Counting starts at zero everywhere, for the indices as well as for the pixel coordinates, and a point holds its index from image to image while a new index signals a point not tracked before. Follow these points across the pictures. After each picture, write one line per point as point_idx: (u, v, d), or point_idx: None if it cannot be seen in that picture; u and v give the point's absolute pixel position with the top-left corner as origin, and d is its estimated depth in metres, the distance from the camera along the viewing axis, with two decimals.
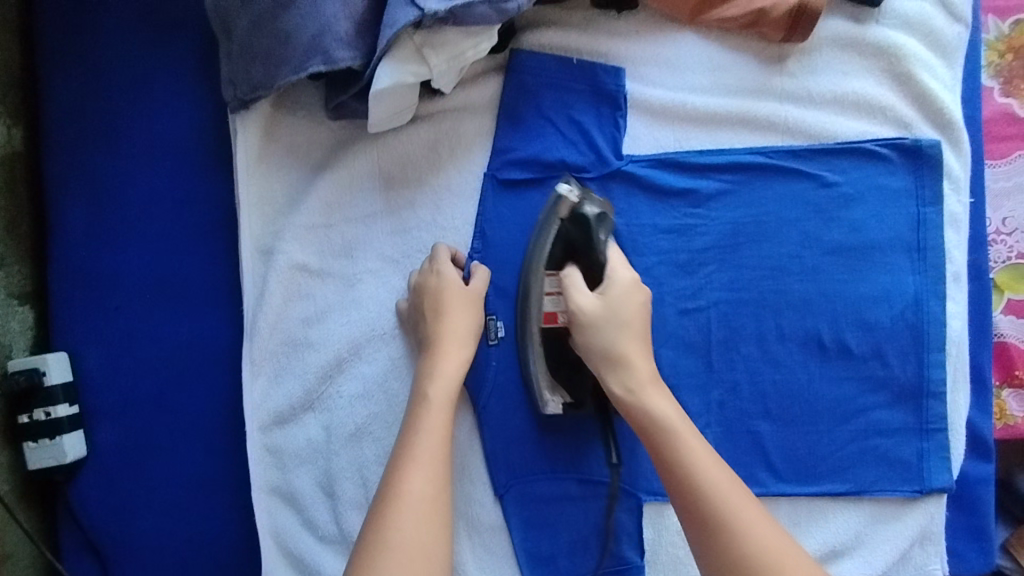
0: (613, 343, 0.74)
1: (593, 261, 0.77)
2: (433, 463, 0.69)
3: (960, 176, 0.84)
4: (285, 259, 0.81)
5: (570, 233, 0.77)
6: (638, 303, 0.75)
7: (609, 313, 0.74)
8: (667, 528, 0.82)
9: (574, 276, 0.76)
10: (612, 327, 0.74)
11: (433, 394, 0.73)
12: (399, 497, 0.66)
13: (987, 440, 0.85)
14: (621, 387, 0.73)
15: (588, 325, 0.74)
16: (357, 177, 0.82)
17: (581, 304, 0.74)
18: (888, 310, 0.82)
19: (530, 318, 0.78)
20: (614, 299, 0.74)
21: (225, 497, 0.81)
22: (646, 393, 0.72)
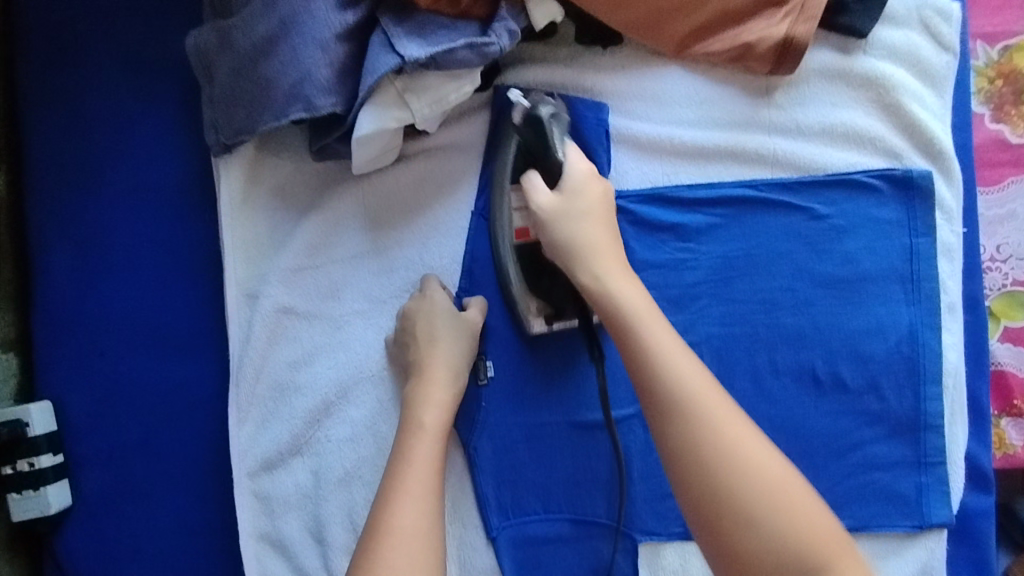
0: (576, 231, 0.72)
1: (548, 160, 0.75)
2: (428, 498, 0.67)
3: (953, 206, 0.83)
4: (269, 302, 0.80)
5: (525, 136, 0.77)
6: (599, 191, 0.74)
7: (569, 206, 0.73)
8: (663, 568, 0.81)
9: (531, 175, 0.75)
10: (574, 218, 0.73)
11: (425, 422, 0.73)
12: (388, 530, 0.64)
13: (986, 471, 0.84)
14: (587, 275, 0.71)
15: (549, 219, 0.73)
16: (342, 218, 0.82)
17: (540, 201, 0.74)
18: (883, 344, 0.81)
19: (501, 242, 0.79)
20: (574, 188, 0.74)
21: (212, 544, 0.80)
22: (612, 278, 0.70)
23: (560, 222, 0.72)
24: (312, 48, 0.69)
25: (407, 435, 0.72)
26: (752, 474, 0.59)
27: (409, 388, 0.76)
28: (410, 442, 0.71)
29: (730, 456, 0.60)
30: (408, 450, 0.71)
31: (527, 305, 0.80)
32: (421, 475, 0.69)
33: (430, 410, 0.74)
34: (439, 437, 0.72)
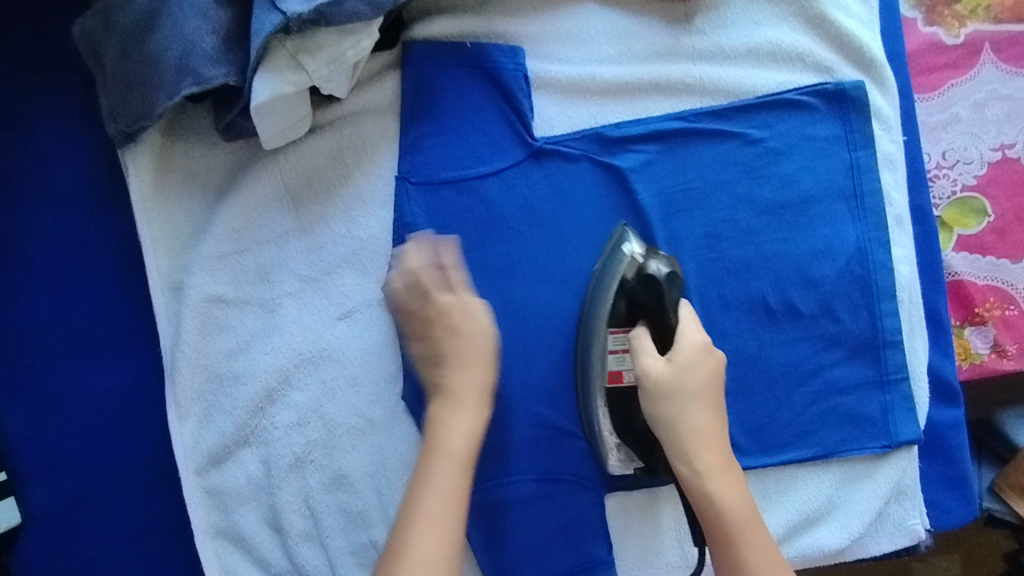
0: (678, 416, 0.68)
1: (662, 322, 0.70)
2: (450, 520, 0.63)
3: (890, 115, 0.80)
4: (195, 292, 0.77)
5: (634, 291, 0.71)
6: (711, 370, 0.69)
7: (678, 384, 0.68)
8: (631, 517, 0.80)
9: (642, 340, 0.70)
10: (678, 398, 0.68)
11: (450, 445, 0.67)
12: (405, 555, 0.61)
13: (952, 383, 0.81)
14: (686, 466, 0.68)
15: (654, 390, 0.68)
16: (261, 198, 0.78)
17: (649, 370, 0.69)
18: (832, 264, 0.79)
19: (593, 380, 0.74)
20: (687, 364, 0.69)
21: (172, 545, 0.78)
22: (713, 477, 0.67)
23: (668, 396, 0.68)
24: (191, 16, 0.67)
25: (432, 458, 0.66)
26: (735, 508, 0.66)
27: (435, 402, 0.69)
28: (432, 465, 0.66)
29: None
30: (429, 478, 0.65)
31: (609, 446, 0.75)
32: (440, 499, 0.64)
33: (456, 425, 0.67)
34: (464, 462, 0.66)
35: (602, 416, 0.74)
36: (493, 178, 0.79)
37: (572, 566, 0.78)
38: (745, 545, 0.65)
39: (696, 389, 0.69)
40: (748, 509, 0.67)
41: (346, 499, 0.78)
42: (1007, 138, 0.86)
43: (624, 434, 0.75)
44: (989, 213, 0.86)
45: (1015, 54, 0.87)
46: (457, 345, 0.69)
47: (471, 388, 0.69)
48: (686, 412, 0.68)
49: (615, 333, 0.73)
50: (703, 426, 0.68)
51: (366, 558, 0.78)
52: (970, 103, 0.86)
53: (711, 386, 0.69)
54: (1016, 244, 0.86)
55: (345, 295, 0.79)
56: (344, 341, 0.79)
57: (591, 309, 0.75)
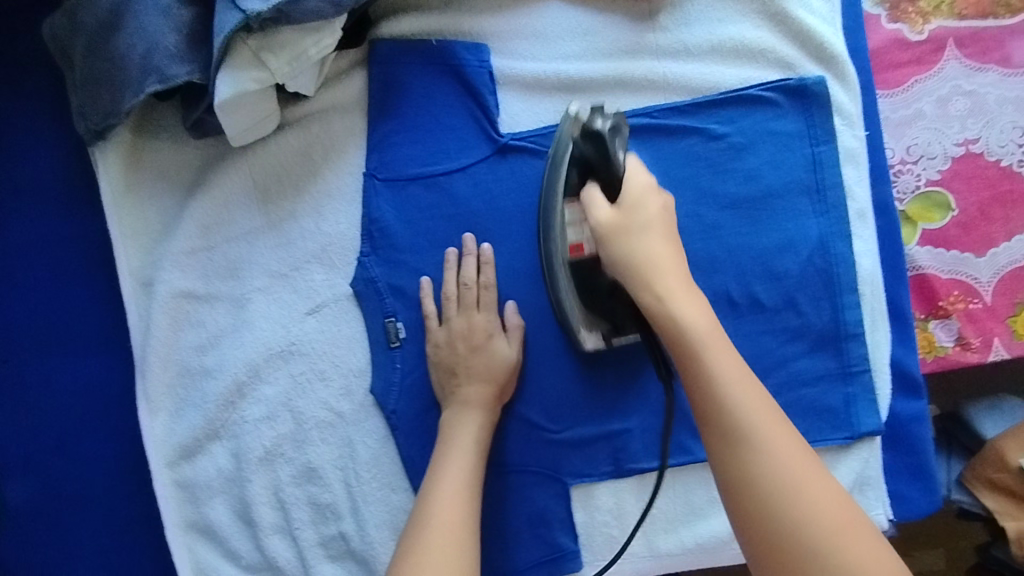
0: (636, 247, 0.63)
1: (608, 170, 0.68)
2: (464, 495, 0.68)
3: (852, 111, 0.81)
4: (165, 288, 0.78)
5: (583, 152, 0.71)
6: (659, 209, 0.66)
7: (630, 222, 0.65)
8: (598, 509, 0.80)
9: (591, 190, 0.68)
10: (635, 231, 0.64)
11: (461, 439, 0.73)
12: (429, 521, 0.65)
13: (914, 374, 0.82)
14: (648, 297, 0.61)
15: (608, 237, 0.65)
16: (230, 194, 0.79)
17: (599, 217, 0.66)
18: (795, 258, 0.80)
19: (553, 252, 0.74)
20: (635, 203, 0.65)
21: (145, 538, 0.79)
22: (675, 299, 0.60)
23: (621, 238, 0.64)
24: (155, 16, 0.68)
25: (446, 450, 0.72)
26: (791, 473, 0.53)
27: (448, 409, 0.75)
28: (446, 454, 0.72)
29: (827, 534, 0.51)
30: (447, 462, 0.71)
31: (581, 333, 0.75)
32: (458, 481, 0.69)
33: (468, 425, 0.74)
34: (476, 453, 0.72)
35: (565, 291, 0.74)
36: (459, 174, 0.80)
37: (539, 557, 0.79)
38: (804, 510, 0.52)
39: (704, 335, 0.59)
40: (812, 471, 0.54)
41: (315, 491, 0.79)
42: (971, 132, 0.87)
43: (593, 306, 0.74)
44: (953, 208, 0.87)
45: (978, 50, 0.88)
46: (477, 362, 0.75)
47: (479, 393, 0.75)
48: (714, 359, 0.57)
49: (571, 204, 0.73)
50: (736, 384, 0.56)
51: (336, 549, 0.80)
52: (934, 98, 0.87)
53: (717, 336, 0.59)
54: (981, 237, 0.86)
55: (315, 290, 0.80)
56: (313, 335, 0.80)
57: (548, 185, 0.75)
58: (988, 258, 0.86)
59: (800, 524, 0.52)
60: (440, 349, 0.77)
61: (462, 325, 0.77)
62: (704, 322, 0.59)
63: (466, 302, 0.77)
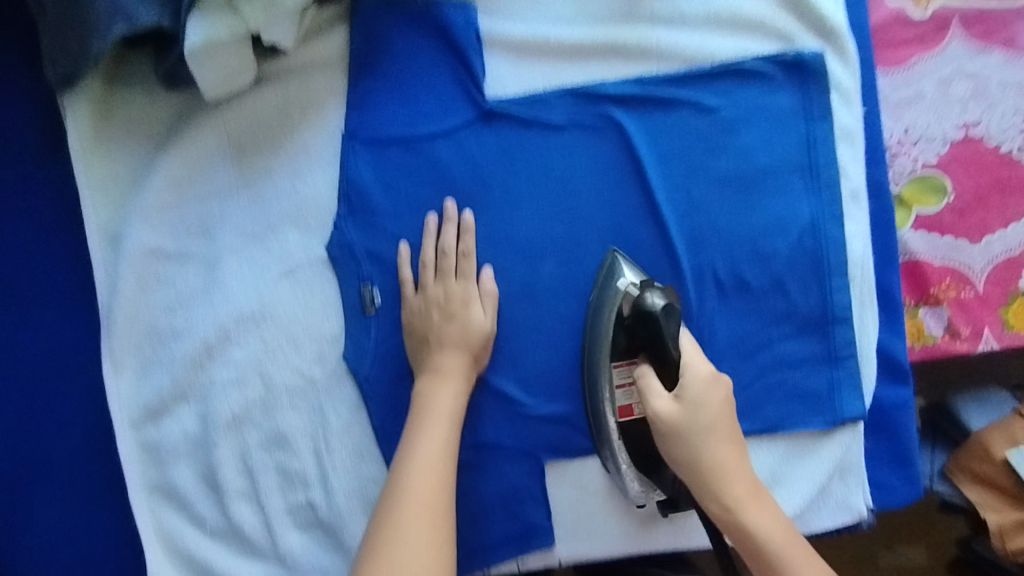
0: (712, 451, 0.65)
1: (664, 355, 0.67)
2: (439, 466, 0.68)
3: (851, 88, 0.78)
4: (133, 243, 0.76)
5: (630, 327, 0.71)
6: (721, 402, 0.66)
7: (693, 421, 0.65)
8: (572, 486, 0.79)
9: (646, 378, 0.68)
10: (698, 434, 0.65)
11: (436, 408, 0.71)
12: (404, 496, 0.65)
13: (902, 362, 0.80)
14: (716, 503, 0.64)
15: (669, 432, 0.66)
16: (204, 150, 0.77)
17: (662, 413, 0.66)
18: (784, 238, 0.77)
19: (603, 412, 0.73)
20: (697, 399, 0.66)
21: (108, 500, 0.78)
22: (748, 510, 0.64)
23: (687, 438, 0.65)
24: None
25: (422, 417, 0.71)
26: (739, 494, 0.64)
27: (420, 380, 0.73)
28: (421, 425, 0.70)
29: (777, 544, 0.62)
30: (419, 436, 0.69)
31: (627, 476, 0.75)
32: (432, 450, 0.68)
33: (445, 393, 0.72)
34: (450, 422, 0.71)
35: (620, 448, 0.74)
36: (442, 139, 0.77)
37: (509, 532, 0.77)
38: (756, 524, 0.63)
39: (709, 418, 0.65)
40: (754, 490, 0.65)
41: (284, 458, 0.78)
42: (971, 116, 0.84)
43: (647, 468, 0.74)
44: (949, 192, 0.84)
45: (982, 31, 0.85)
46: (449, 329, 0.73)
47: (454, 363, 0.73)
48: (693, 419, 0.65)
49: (619, 366, 0.73)
50: (717, 429, 0.65)
51: (304, 518, 0.78)
52: (935, 80, 0.85)
53: (722, 420, 0.66)
54: (976, 225, 0.84)
55: (289, 252, 0.77)
56: (285, 299, 0.77)
57: (591, 349, 0.74)
58: (982, 246, 0.84)
59: (773, 551, 0.62)
60: (415, 316, 0.75)
61: (437, 293, 0.75)
62: (722, 449, 0.65)
63: (443, 268, 0.75)
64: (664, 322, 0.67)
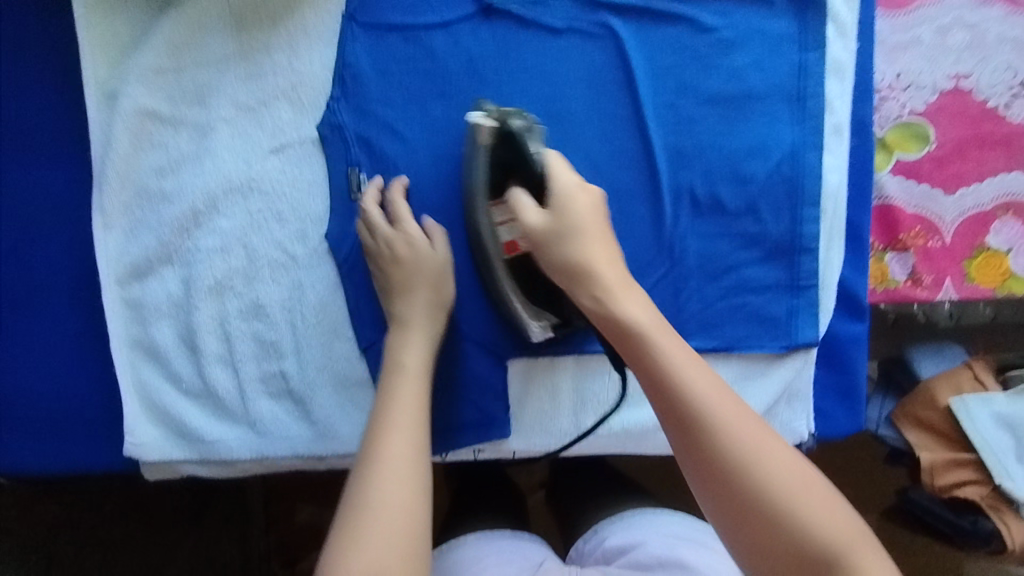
0: (575, 253, 0.66)
1: (529, 167, 0.70)
2: (416, 420, 0.65)
3: (847, 21, 0.79)
4: (129, 102, 0.78)
5: (501, 157, 0.73)
6: (591, 205, 0.68)
7: (562, 228, 0.66)
8: (532, 383, 0.82)
9: (516, 195, 0.69)
10: (569, 236, 0.66)
11: (407, 363, 0.69)
12: (380, 451, 0.62)
13: (861, 300, 0.83)
14: (591, 297, 0.65)
15: (541, 242, 0.67)
16: (205, 18, 0.78)
17: (532, 226, 0.67)
18: (763, 164, 0.80)
19: (491, 253, 0.74)
20: (562, 211, 0.67)
21: (89, 349, 0.81)
22: (617, 296, 0.64)
23: (560, 243, 0.66)
24: None
25: (400, 370, 0.69)
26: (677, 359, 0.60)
27: (390, 338, 0.73)
28: (395, 381, 0.68)
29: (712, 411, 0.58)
30: (392, 390, 0.67)
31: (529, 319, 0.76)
32: (407, 408, 0.65)
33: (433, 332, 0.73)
34: (421, 375, 0.69)
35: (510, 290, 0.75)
36: (440, 31, 0.79)
37: (468, 421, 0.81)
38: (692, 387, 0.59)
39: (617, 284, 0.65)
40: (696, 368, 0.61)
41: (261, 328, 0.81)
42: (963, 68, 0.86)
43: (543, 301, 0.76)
44: (932, 141, 0.86)
45: None
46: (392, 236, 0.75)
47: (421, 312, 0.73)
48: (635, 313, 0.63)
49: (496, 205, 0.73)
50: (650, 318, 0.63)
51: (275, 388, 0.82)
52: (933, 27, 0.86)
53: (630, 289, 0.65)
54: (953, 176, 0.87)
55: (281, 129, 0.79)
56: (274, 174, 0.80)
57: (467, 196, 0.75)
58: (956, 198, 0.87)
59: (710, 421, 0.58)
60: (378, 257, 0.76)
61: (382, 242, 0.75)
62: (645, 316, 0.63)
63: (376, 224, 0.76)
64: (528, 141, 0.71)
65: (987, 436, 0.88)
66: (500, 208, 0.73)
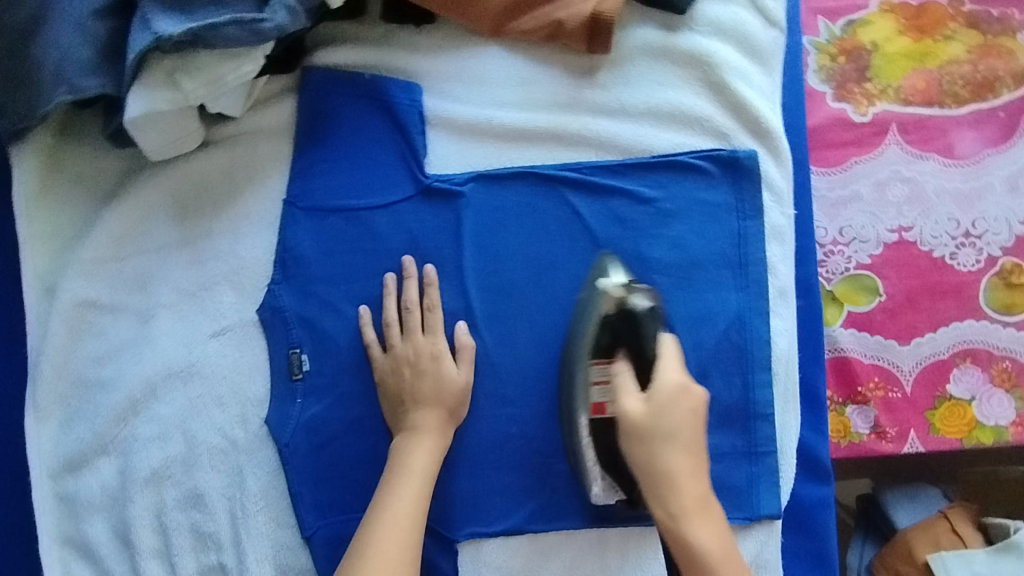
0: (655, 457, 0.63)
1: (643, 350, 0.68)
2: (409, 533, 0.67)
3: (783, 188, 0.80)
4: (68, 295, 0.77)
5: (615, 324, 0.71)
6: (691, 408, 0.65)
7: (656, 424, 0.63)
8: (486, 564, 0.78)
9: (622, 371, 0.67)
10: (660, 438, 0.63)
11: (416, 467, 0.71)
12: (373, 549, 0.65)
13: (823, 460, 0.81)
14: (662, 508, 0.62)
15: (634, 433, 0.64)
16: (147, 208, 0.79)
17: (628, 412, 0.64)
18: (711, 330, 0.78)
19: (577, 405, 0.72)
20: (664, 405, 0.64)
21: (16, 545, 0.77)
22: (676, 489, 0.62)
23: (645, 436, 0.63)
24: (70, 27, 0.67)
25: (395, 474, 0.71)
26: (677, 461, 0.63)
27: (398, 440, 0.73)
28: (398, 482, 0.70)
29: (690, 518, 0.61)
30: (393, 493, 0.70)
31: (593, 475, 0.73)
32: (401, 513, 0.68)
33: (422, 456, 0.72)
34: (424, 479, 0.71)
35: (587, 445, 0.72)
36: (381, 211, 0.78)
37: None
38: (677, 489, 0.62)
39: (718, 551, 0.61)
40: (694, 469, 0.63)
41: (200, 518, 0.77)
42: (905, 221, 0.86)
43: (609, 465, 0.72)
44: (881, 293, 0.86)
45: (921, 138, 0.87)
46: (422, 386, 0.74)
47: (433, 419, 0.74)
48: None
49: (598, 363, 0.71)
50: (719, 556, 0.60)
51: None
52: (871, 182, 0.87)
53: (731, 560, 0.61)
54: (906, 327, 0.86)
55: (222, 313, 0.78)
56: (213, 359, 0.78)
57: (574, 347, 0.74)
58: (912, 347, 0.85)
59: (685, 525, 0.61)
60: (387, 377, 0.76)
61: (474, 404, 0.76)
62: (677, 451, 0.63)
63: (409, 325, 0.76)
64: (647, 321, 0.69)
65: None
66: (600, 367, 0.71)
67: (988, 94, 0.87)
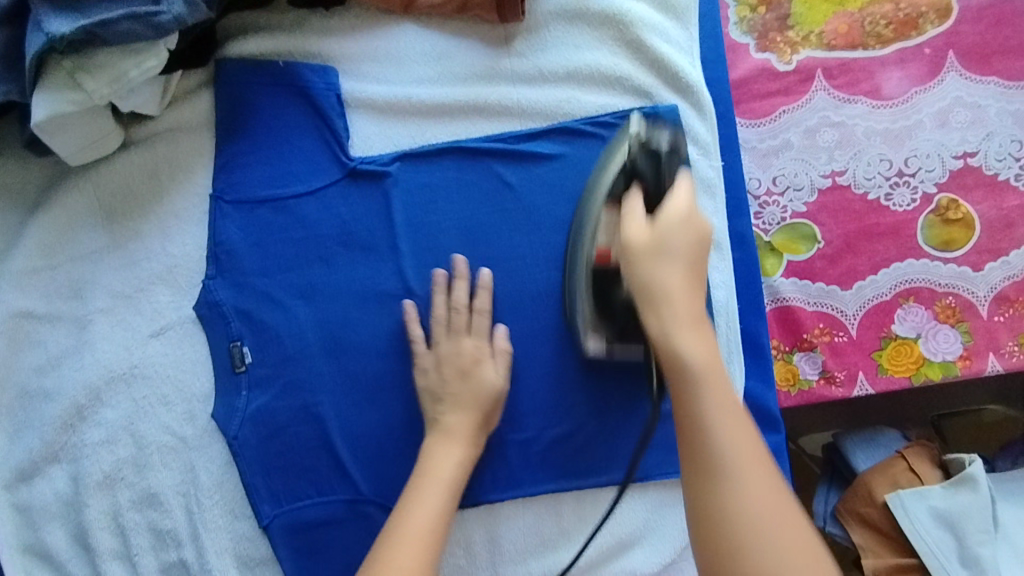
0: (654, 275, 0.62)
1: (656, 186, 0.68)
2: (430, 540, 0.64)
3: (708, 140, 0.81)
4: (3, 307, 0.78)
5: (634, 161, 0.70)
6: (693, 242, 0.64)
7: (659, 246, 0.63)
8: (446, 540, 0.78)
9: (632, 204, 0.67)
10: (662, 259, 0.63)
11: (438, 472, 0.69)
12: (387, 559, 0.62)
13: (774, 410, 0.80)
14: (657, 324, 0.62)
15: (633, 253, 0.64)
16: (74, 215, 0.79)
17: (631, 235, 0.64)
18: None
19: (584, 254, 0.74)
20: (667, 227, 0.63)
21: None
22: (680, 334, 0.60)
23: (642, 264, 0.63)
24: None
25: (420, 482, 0.69)
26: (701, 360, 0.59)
27: (428, 444, 0.72)
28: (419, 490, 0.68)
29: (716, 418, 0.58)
30: (416, 502, 0.67)
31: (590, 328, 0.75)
32: (422, 525, 0.65)
33: (437, 453, 0.71)
34: (449, 487, 0.69)
35: (584, 282, 0.74)
36: (309, 197, 0.78)
37: None
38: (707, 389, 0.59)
39: (724, 421, 0.58)
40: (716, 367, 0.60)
41: (155, 517, 0.77)
42: (837, 165, 0.86)
43: (604, 304, 0.73)
44: (819, 240, 0.86)
45: (847, 82, 0.87)
46: None
47: None
48: (742, 496, 0.55)
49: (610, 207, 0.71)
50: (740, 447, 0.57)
51: None
52: (801, 129, 0.87)
53: (741, 432, 0.58)
54: (847, 271, 0.85)
55: (160, 312, 0.78)
56: (156, 358, 0.78)
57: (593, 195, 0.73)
58: (854, 291, 0.85)
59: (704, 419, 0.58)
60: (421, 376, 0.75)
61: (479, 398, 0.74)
62: (699, 352, 0.60)
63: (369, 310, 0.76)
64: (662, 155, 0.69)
65: (925, 535, 0.84)
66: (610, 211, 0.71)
67: (912, 32, 0.88)
